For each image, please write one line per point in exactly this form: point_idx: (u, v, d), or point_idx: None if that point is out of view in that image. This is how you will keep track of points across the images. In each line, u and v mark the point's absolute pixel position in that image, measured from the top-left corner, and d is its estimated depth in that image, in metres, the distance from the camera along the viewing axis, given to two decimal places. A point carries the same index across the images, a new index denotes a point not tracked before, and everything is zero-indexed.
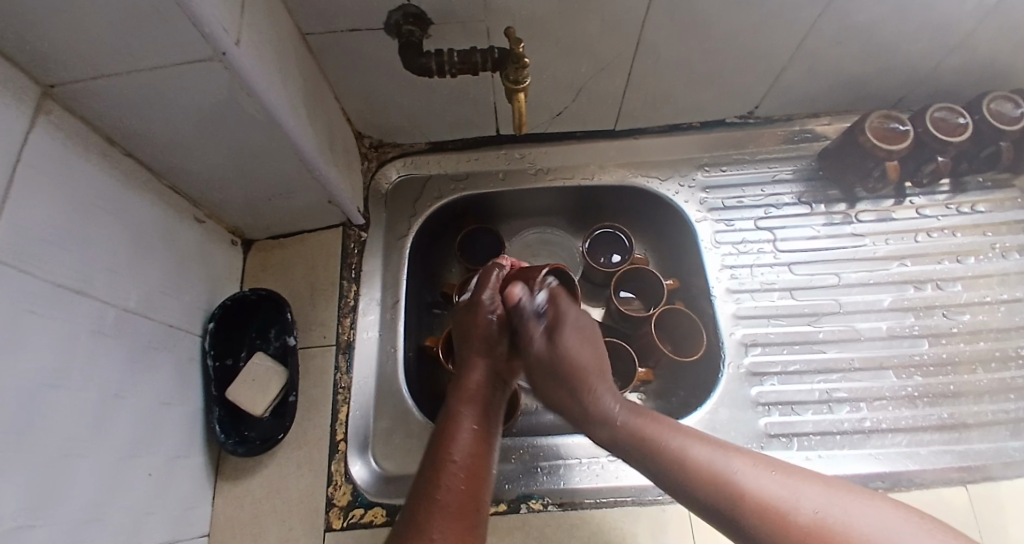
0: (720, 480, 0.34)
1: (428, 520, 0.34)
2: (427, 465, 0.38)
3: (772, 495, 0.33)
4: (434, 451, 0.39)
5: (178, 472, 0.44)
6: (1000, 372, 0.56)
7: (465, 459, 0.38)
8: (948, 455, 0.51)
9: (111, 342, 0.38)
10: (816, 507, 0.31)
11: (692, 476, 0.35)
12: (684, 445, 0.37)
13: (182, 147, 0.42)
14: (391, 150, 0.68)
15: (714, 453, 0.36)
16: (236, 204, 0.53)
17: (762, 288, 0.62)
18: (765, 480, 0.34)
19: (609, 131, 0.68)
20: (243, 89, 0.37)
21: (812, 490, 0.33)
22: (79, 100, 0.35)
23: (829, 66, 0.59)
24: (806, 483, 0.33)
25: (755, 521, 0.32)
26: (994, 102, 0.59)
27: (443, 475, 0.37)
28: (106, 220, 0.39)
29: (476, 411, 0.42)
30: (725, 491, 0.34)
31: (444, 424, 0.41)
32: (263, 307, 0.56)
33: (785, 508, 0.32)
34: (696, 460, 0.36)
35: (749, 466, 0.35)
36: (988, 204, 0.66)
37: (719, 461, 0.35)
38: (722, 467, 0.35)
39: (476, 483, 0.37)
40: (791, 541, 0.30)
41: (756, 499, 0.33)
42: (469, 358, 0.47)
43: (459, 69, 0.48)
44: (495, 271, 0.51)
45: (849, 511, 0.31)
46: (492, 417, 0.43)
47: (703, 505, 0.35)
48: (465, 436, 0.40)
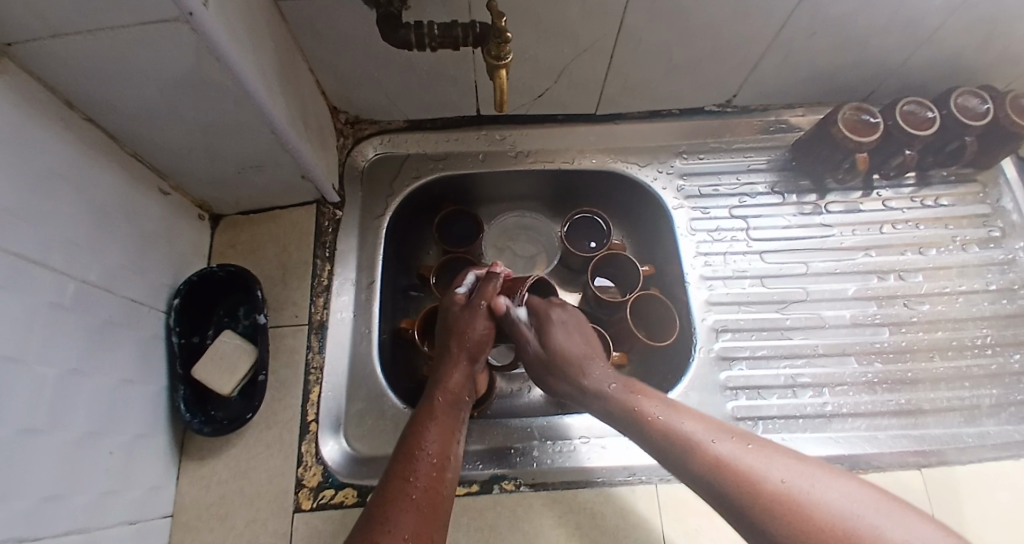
0: (704, 449, 0.38)
1: (396, 510, 0.36)
2: (398, 461, 0.41)
3: (744, 462, 0.36)
4: (405, 450, 0.41)
5: (140, 453, 0.43)
6: (954, 359, 0.59)
7: (434, 458, 0.41)
8: (904, 439, 0.54)
9: (71, 319, 0.36)
10: (781, 475, 0.35)
11: (679, 442, 0.40)
12: (674, 419, 0.42)
13: (146, 114, 0.40)
14: (368, 127, 0.66)
15: (702, 429, 0.40)
16: (202, 177, 0.51)
17: (734, 275, 0.63)
18: (743, 452, 0.37)
19: (590, 115, 0.67)
20: (209, 56, 0.35)
21: (778, 460, 0.36)
22: (31, 60, 0.32)
23: (805, 58, 0.60)
24: (781, 458, 0.37)
25: (730, 483, 0.36)
26: (962, 97, 0.61)
27: (412, 473, 0.39)
28: (65, 192, 0.37)
29: (449, 416, 0.46)
30: (706, 455, 0.38)
31: (419, 419, 0.45)
32: (232, 284, 0.54)
33: (755, 473, 0.35)
34: (686, 431, 0.40)
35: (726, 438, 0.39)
36: (949, 198, 0.69)
37: (708, 437, 0.39)
38: (708, 440, 0.39)
39: (443, 477, 0.41)
40: (755, 502, 0.34)
41: (731, 464, 0.36)
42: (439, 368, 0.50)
43: (440, 43, 0.46)
44: (490, 283, 0.56)
45: (814, 483, 0.34)
46: (457, 422, 0.46)
47: (686, 472, 0.39)
48: (434, 438, 0.43)
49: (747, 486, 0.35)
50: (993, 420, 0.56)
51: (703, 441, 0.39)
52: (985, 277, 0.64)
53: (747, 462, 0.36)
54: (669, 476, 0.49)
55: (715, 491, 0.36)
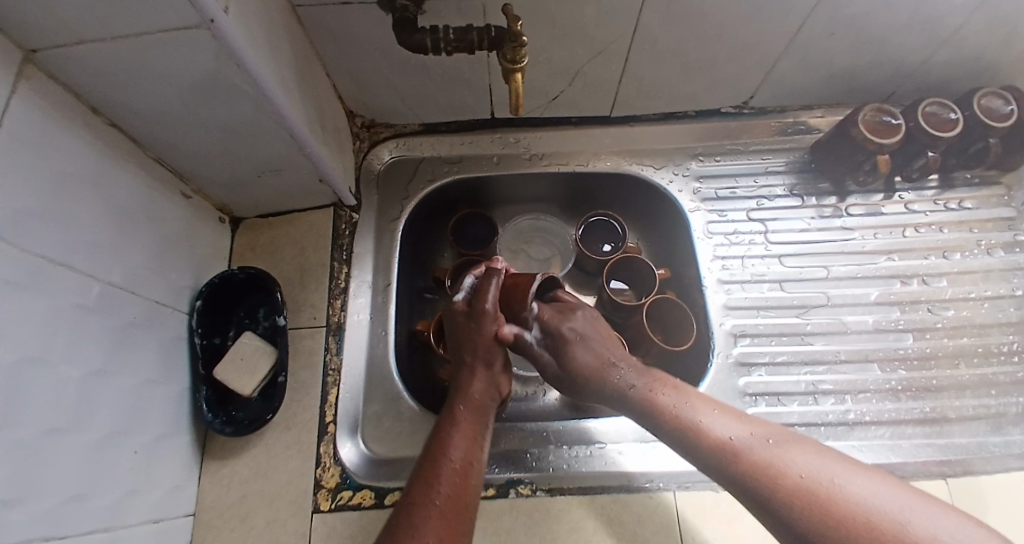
0: (734, 447, 0.37)
1: (422, 515, 0.35)
2: (422, 466, 0.40)
3: (772, 458, 0.35)
4: (430, 455, 0.40)
5: (163, 452, 0.44)
6: (980, 366, 0.58)
7: (460, 461, 0.40)
8: (929, 448, 0.53)
9: (95, 320, 0.37)
10: (807, 468, 0.33)
11: (708, 444, 0.38)
12: (705, 418, 0.40)
13: (170, 119, 0.41)
14: (384, 130, 0.67)
15: (735, 428, 0.39)
16: (223, 181, 0.52)
17: (752, 279, 0.62)
18: (772, 449, 0.35)
19: (605, 117, 0.67)
20: (230, 61, 0.35)
21: (806, 453, 0.34)
22: (60, 68, 0.33)
23: (824, 58, 0.59)
24: (815, 453, 0.34)
25: (756, 481, 0.34)
26: (986, 98, 0.59)
27: (437, 476, 0.38)
28: (88, 195, 0.38)
29: (472, 418, 0.44)
30: (733, 453, 0.37)
31: (442, 426, 0.43)
32: (252, 286, 0.55)
33: (778, 467, 0.34)
34: (713, 431, 0.39)
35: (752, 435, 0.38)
36: (974, 201, 0.67)
37: (737, 435, 0.38)
38: (737, 438, 0.37)
39: (468, 481, 0.39)
40: (779, 494, 0.32)
41: (759, 460, 0.35)
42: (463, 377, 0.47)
43: (455, 47, 0.47)
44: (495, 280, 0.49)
45: (848, 477, 0.31)
46: (484, 425, 0.45)
47: (720, 474, 0.37)
48: (459, 440, 0.42)
49: (770, 481, 0.33)
50: (1020, 429, 0.54)
51: (733, 439, 0.38)
52: (1011, 281, 0.63)
53: (777, 458, 0.34)
54: (687, 482, 0.49)
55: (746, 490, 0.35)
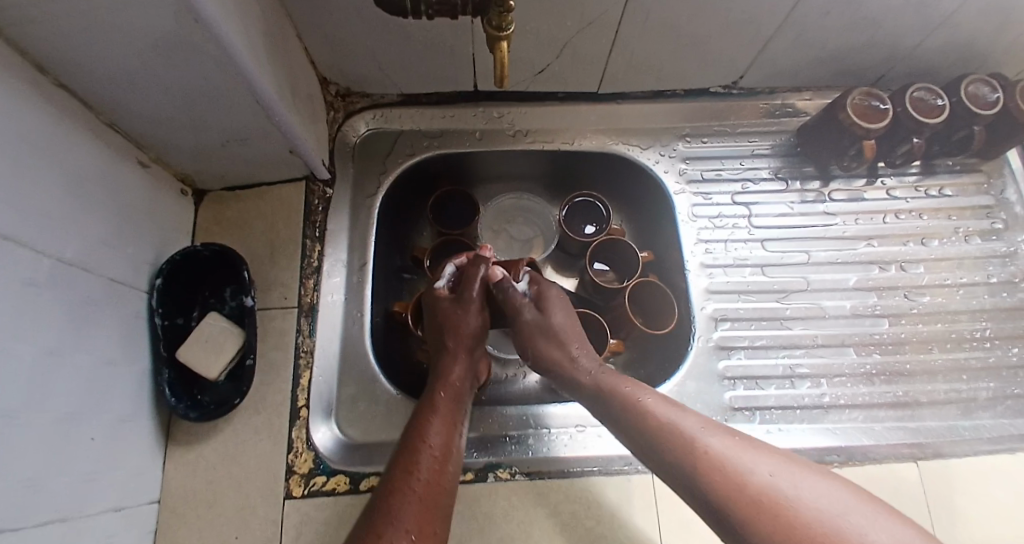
0: (691, 441, 0.35)
1: (402, 504, 0.34)
2: (399, 454, 0.39)
3: (727, 454, 0.33)
4: (408, 443, 0.40)
5: (125, 438, 0.42)
6: (953, 352, 0.59)
7: (440, 448, 0.40)
8: (901, 431, 0.54)
9: (49, 299, 0.35)
10: (767, 471, 0.31)
11: (660, 431, 0.37)
12: (660, 408, 0.39)
13: (121, 79, 0.37)
14: (359, 100, 0.63)
15: (688, 421, 0.37)
16: (184, 150, 0.48)
17: (735, 263, 0.62)
18: (725, 444, 0.34)
19: (592, 94, 0.65)
20: (192, 19, 0.32)
21: (761, 456, 0.33)
22: (5, 25, 0.30)
23: (816, 38, 0.58)
24: (766, 454, 0.33)
25: (709, 479, 0.32)
26: (972, 85, 0.59)
27: (417, 465, 0.37)
28: (40, 165, 0.34)
29: (450, 406, 0.44)
30: (688, 446, 0.34)
31: (420, 414, 0.43)
32: (217, 263, 0.52)
33: (733, 465, 0.32)
34: (668, 422, 0.37)
35: (708, 429, 0.36)
36: (953, 188, 0.68)
37: (694, 429, 0.36)
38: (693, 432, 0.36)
39: (447, 469, 0.39)
40: (732, 498, 0.30)
41: (715, 457, 0.33)
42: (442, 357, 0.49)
43: (437, 11, 0.44)
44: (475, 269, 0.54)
45: (803, 484, 0.30)
46: (462, 411, 0.45)
47: (670, 466, 0.35)
48: (438, 428, 0.41)
49: (726, 483, 0.31)
50: (988, 413, 0.56)
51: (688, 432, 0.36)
52: (985, 270, 0.64)
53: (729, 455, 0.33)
54: None
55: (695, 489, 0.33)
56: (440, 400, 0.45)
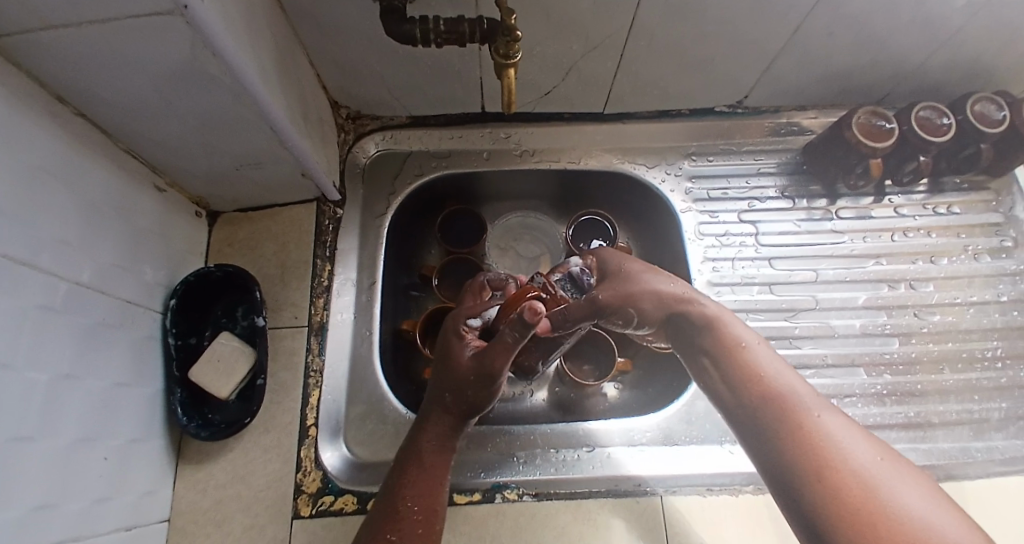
0: (792, 401, 0.34)
1: None
2: (387, 495, 0.37)
3: (827, 424, 0.32)
4: (395, 482, 0.38)
5: (136, 458, 0.42)
6: (964, 371, 0.59)
7: (424, 494, 0.37)
8: (912, 452, 0.53)
9: (63, 321, 0.35)
10: (864, 458, 0.30)
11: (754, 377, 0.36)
12: (759, 359, 0.38)
13: (142, 107, 0.39)
14: (369, 122, 0.65)
15: (790, 378, 0.36)
16: (200, 173, 0.50)
17: (742, 281, 0.62)
18: (828, 416, 0.33)
19: (598, 114, 0.66)
20: (206, 48, 0.33)
21: (859, 442, 0.32)
22: (21, 52, 0.31)
23: (820, 58, 0.59)
24: (862, 439, 0.32)
25: (795, 442, 0.32)
26: (978, 103, 0.59)
27: (398, 516, 0.36)
28: (55, 190, 0.36)
29: (442, 448, 0.39)
30: (790, 409, 0.34)
31: (405, 461, 0.39)
32: (230, 283, 0.53)
33: (834, 445, 0.31)
34: (770, 376, 0.36)
35: (810, 394, 0.35)
36: (961, 205, 0.68)
37: (796, 387, 0.35)
38: (795, 391, 0.35)
39: (433, 517, 0.37)
40: (816, 458, 0.30)
41: (815, 430, 0.32)
42: (432, 414, 0.40)
43: (445, 39, 0.45)
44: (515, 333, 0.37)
45: (895, 481, 0.29)
46: (453, 444, 0.40)
47: (753, 410, 0.35)
48: (426, 469, 0.38)
49: (819, 456, 0.30)
50: (1002, 434, 0.55)
51: (789, 391, 0.35)
52: (995, 288, 0.63)
53: (831, 430, 0.32)
54: (674, 487, 0.49)
55: (770, 439, 0.33)
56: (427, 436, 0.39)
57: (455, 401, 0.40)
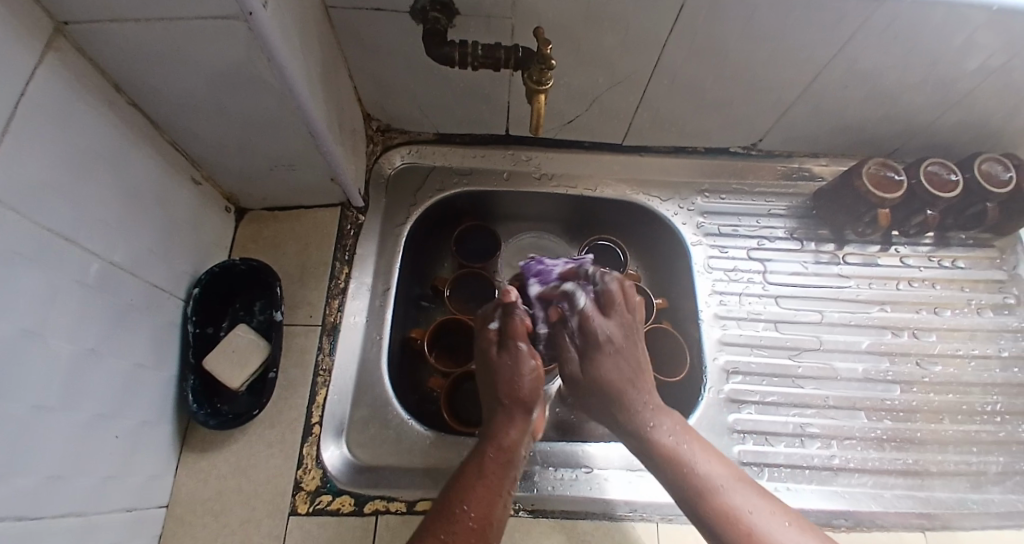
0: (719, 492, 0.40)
1: None
2: (436, 508, 0.38)
3: (762, 526, 0.37)
4: (450, 496, 0.38)
5: (145, 441, 0.43)
6: (964, 423, 0.59)
7: (476, 508, 0.38)
8: (910, 500, 0.53)
9: (95, 297, 0.37)
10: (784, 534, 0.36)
11: (700, 489, 0.40)
12: (699, 460, 0.42)
13: (194, 103, 0.41)
14: (398, 136, 0.67)
15: (727, 479, 0.41)
16: (235, 170, 0.52)
17: (748, 317, 0.63)
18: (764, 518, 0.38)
19: (617, 145, 0.68)
20: (262, 52, 0.36)
21: (775, 515, 0.38)
22: (90, 41, 0.33)
23: (834, 109, 0.61)
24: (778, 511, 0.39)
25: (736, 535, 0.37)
26: (987, 163, 0.61)
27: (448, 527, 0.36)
28: (104, 172, 0.38)
29: (498, 464, 0.41)
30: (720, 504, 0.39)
31: (462, 479, 0.39)
32: (251, 278, 0.54)
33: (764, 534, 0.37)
34: (712, 482, 0.40)
35: (731, 480, 0.41)
36: (966, 260, 0.69)
37: (731, 491, 0.40)
38: (730, 496, 0.39)
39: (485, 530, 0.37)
40: None
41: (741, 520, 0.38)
42: (496, 420, 0.44)
43: (482, 63, 0.48)
44: (518, 315, 0.47)
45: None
46: (509, 463, 0.41)
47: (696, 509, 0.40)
48: (478, 487, 0.39)
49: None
50: (999, 488, 0.55)
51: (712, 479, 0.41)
52: (998, 343, 0.64)
53: (770, 532, 0.37)
54: (670, 515, 0.49)
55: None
56: (489, 459, 0.41)
57: (506, 396, 0.44)
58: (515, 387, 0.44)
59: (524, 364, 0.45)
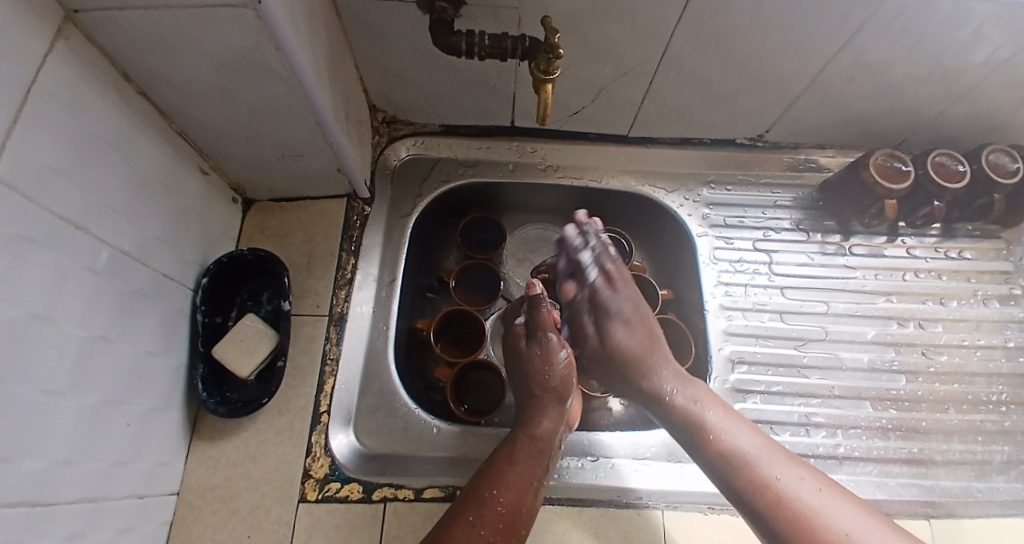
0: (747, 458, 0.41)
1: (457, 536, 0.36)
2: (472, 487, 0.40)
3: (802, 498, 0.38)
4: (485, 478, 0.41)
5: (154, 428, 0.43)
6: (969, 413, 0.59)
7: (508, 491, 0.40)
8: (914, 488, 0.53)
9: (104, 286, 0.37)
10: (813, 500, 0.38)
11: (738, 462, 0.41)
12: (729, 431, 0.43)
13: (201, 91, 0.41)
14: (403, 127, 0.67)
15: (765, 452, 0.42)
16: (241, 159, 0.52)
17: (754, 307, 0.63)
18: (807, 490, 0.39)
19: (623, 136, 0.68)
20: (271, 41, 0.36)
21: (804, 480, 0.40)
22: (99, 28, 0.33)
23: (842, 100, 0.61)
24: (809, 476, 0.40)
25: (764, 499, 0.39)
26: (994, 154, 0.61)
27: (482, 506, 0.38)
28: (113, 161, 0.38)
29: (533, 453, 0.43)
30: (751, 472, 0.40)
31: (495, 464, 0.42)
32: (259, 268, 0.54)
33: (793, 499, 0.38)
34: (752, 456, 0.41)
35: (761, 449, 0.42)
36: (973, 251, 0.69)
37: (772, 464, 0.41)
38: (771, 468, 0.40)
39: (517, 514, 0.39)
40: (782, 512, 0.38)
41: (771, 486, 0.39)
42: (531, 408, 0.47)
43: (488, 53, 0.48)
44: (545, 308, 0.51)
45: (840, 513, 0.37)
46: (546, 452, 0.43)
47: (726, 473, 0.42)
48: (513, 473, 0.41)
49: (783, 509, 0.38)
50: (1004, 477, 0.55)
51: (740, 446, 0.42)
52: (1004, 333, 0.64)
53: (801, 497, 0.38)
54: (675, 503, 0.49)
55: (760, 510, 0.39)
56: (521, 445, 0.43)
57: (538, 386, 0.48)
58: (545, 377, 0.48)
59: (552, 355, 0.49)
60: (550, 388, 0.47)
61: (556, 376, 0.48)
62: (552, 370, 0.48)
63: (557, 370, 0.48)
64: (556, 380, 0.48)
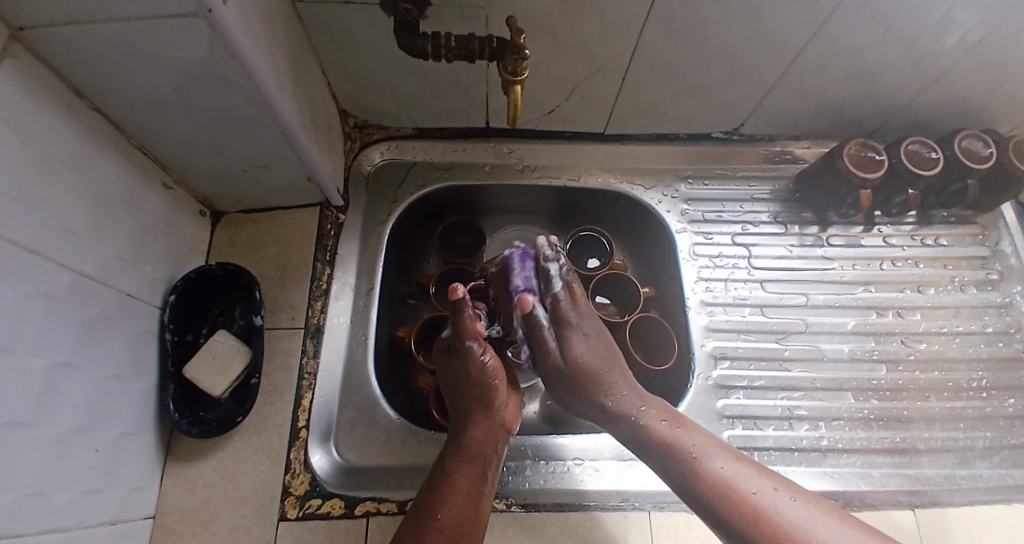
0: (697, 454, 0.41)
1: None
2: (415, 512, 0.39)
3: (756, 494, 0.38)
4: (426, 502, 0.39)
5: (125, 452, 0.42)
6: (950, 400, 0.60)
7: (452, 509, 0.38)
8: (898, 478, 0.54)
9: (63, 307, 0.36)
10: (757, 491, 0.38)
11: (685, 454, 0.41)
12: (679, 430, 0.44)
13: (157, 104, 0.40)
14: (376, 132, 0.66)
15: (708, 445, 0.42)
16: (208, 172, 0.51)
17: (734, 302, 0.63)
18: (754, 482, 0.39)
19: (599, 134, 0.68)
20: (226, 51, 0.34)
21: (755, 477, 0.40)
22: (46, 46, 0.32)
23: (813, 91, 0.61)
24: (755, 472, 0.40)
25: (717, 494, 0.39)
26: (966, 140, 0.61)
27: (429, 527, 0.37)
28: (70, 181, 0.37)
29: (471, 468, 0.42)
30: (706, 471, 0.40)
31: (434, 485, 0.40)
32: (230, 282, 0.53)
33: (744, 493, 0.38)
34: (706, 451, 0.42)
35: (707, 444, 0.42)
36: (948, 238, 0.70)
37: (716, 457, 0.41)
38: (716, 461, 0.41)
39: (467, 528, 0.38)
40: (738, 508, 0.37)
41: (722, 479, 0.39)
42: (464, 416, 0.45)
43: (456, 55, 0.47)
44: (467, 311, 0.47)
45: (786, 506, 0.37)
46: (485, 468, 0.42)
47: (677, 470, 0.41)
48: (455, 492, 0.39)
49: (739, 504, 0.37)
50: (986, 463, 0.56)
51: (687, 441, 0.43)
52: (981, 318, 0.65)
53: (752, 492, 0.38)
54: (661, 503, 0.49)
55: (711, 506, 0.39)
56: (456, 462, 0.42)
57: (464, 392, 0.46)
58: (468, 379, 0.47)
59: (472, 362, 0.47)
60: (477, 394, 0.46)
61: (478, 380, 0.46)
62: (475, 370, 0.47)
63: (476, 373, 0.47)
64: (477, 380, 0.46)
